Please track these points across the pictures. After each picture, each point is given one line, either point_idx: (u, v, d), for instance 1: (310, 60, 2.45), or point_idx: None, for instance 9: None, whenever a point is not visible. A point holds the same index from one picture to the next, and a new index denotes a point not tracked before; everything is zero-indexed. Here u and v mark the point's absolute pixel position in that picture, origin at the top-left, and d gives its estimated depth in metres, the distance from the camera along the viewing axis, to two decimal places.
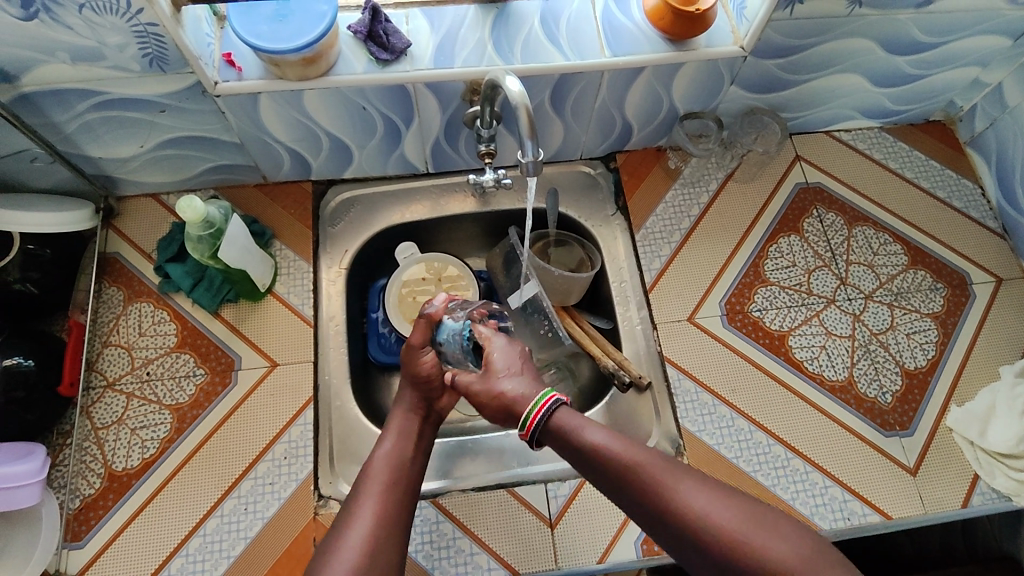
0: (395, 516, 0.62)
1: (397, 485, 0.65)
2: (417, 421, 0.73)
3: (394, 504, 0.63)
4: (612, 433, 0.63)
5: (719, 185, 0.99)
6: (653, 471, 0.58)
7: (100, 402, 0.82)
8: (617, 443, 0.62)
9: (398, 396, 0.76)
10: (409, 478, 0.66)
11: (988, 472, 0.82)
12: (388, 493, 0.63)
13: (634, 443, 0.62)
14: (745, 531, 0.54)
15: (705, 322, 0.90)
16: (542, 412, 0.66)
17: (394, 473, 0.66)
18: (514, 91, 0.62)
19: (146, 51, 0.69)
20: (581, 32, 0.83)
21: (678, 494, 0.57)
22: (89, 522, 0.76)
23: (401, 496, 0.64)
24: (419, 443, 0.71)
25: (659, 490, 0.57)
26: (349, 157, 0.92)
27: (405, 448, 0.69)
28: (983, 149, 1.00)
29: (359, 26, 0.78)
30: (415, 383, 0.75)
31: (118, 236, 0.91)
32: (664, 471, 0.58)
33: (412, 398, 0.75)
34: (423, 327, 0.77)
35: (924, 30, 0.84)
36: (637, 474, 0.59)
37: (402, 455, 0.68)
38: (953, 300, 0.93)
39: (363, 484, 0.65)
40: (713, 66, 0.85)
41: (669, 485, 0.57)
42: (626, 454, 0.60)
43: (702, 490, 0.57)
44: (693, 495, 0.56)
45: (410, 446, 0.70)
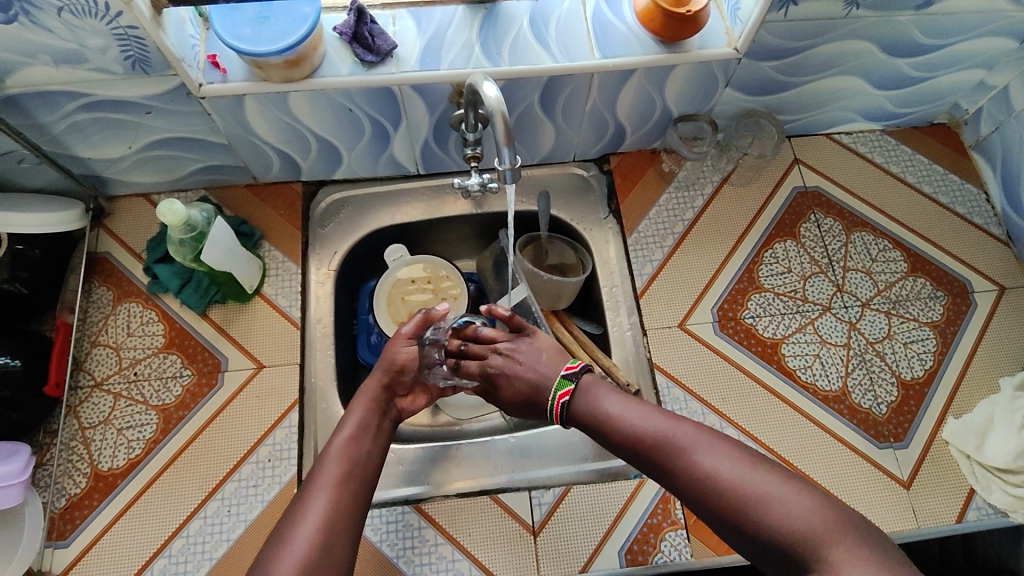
0: (347, 511, 0.61)
1: (351, 480, 0.64)
2: (377, 413, 0.72)
3: (347, 497, 0.62)
4: (633, 402, 0.65)
5: (714, 189, 0.98)
6: (671, 438, 0.60)
7: (87, 402, 0.82)
8: (635, 409, 0.64)
9: (364, 382, 0.76)
10: (364, 471, 0.65)
11: (984, 487, 0.80)
12: (343, 487, 0.62)
13: (651, 411, 0.63)
14: (764, 492, 0.54)
15: (697, 329, 0.89)
16: (564, 397, 0.68)
17: (351, 466, 0.65)
18: (491, 97, 0.61)
19: (128, 54, 0.69)
20: (571, 33, 0.81)
21: (697, 456, 0.58)
22: (74, 521, 0.77)
23: (354, 490, 0.63)
24: (377, 436, 0.70)
25: (678, 453, 0.59)
26: (338, 158, 0.91)
27: (363, 441, 0.68)
28: (988, 153, 0.97)
29: (344, 27, 0.77)
30: (384, 372, 0.75)
31: (109, 236, 0.91)
32: (682, 435, 0.60)
33: (375, 388, 0.74)
34: (419, 321, 0.80)
35: (925, 32, 0.82)
36: (658, 441, 0.60)
37: (360, 447, 0.67)
38: (953, 309, 0.91)
39: (318, 475, 0.63)
40: (706, 68, 0.83)
41: (687, 448, 0.59)
42: (642, 423, 0.62)
43: (720, 453, 0.58)
44: (711, 457, 0.57)
45: (367, 439, 0.69)
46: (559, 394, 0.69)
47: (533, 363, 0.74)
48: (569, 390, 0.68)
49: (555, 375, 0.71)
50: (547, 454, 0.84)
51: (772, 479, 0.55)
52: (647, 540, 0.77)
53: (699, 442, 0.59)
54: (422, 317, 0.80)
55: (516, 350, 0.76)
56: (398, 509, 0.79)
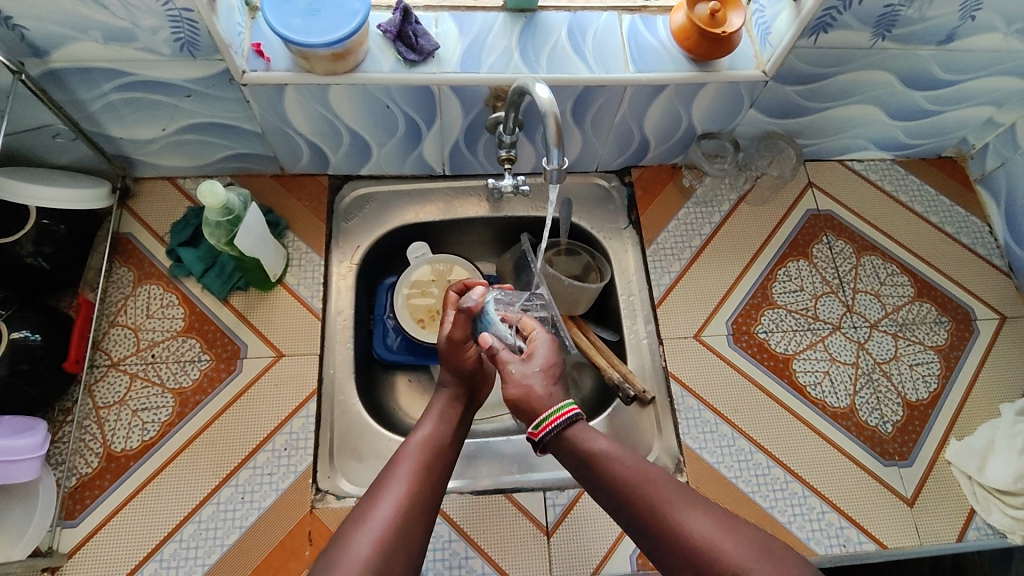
0: (428, 496, 0.61)
1: (432, 467, 0.64)
2: (459, 409, 0.73)
3: (426, 483, 0.62)
4: (621, 445, 0.63)
5: (731, 207, 1.00)
6: (659, 496, 0.58)
7: (104, 381, 0.82)
8: (623, 454, 0.62)
9: (439, 382, 0.76)
10: (445, 462, 0.66)
11: (984, 507, 0.82)
12: (423, 473, 0.63)
13: (640, 463, 0.62)
14: (746, 560, 0.52)
15: (711, 340, 0.91)
16: (564, 418, 0.65)
17: (433, 455, 0.66)
18: (543, 98, 0.63)
19: (179, 36, 0.70)
20: (607, 46, 0.84)
21: (681, 519, 0.56)
22: (84, 501, 0.76)
23: (436, 478, 0.64)
24: (455, 431, 0.71)
25: (662, 512, 0.57)
26: (368, 153, 0.93)
27: (445, 432, 0.69)
28: (993, 188, 1.01)
29: (389, 26, 0.79)
30: (455, 372, 0.75)
31: (132, 217, 0.91)
32: (667, 494, 0.58)
33: (454, 388, 0.74)
34: (463, 321, 0.75)
35: (944, 67, 0.86)
36: (643, 494, 0.59)
37: (441, 440, 0.68)
38: (957, 335, 0.94)
39: (399, 458, 0.64)
40: (734, 88, 0.85)
41: (672, 509, 0.57)
42: (631, 473, 0.60)
43: (706, 516, 0.56)
44: (694, 522, 0.55)
45: (448, 432, 0.70)
46: (559, 413, 0.65)
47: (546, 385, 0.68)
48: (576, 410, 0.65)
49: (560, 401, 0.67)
50: None
51: (766, 549, 0.53)
52: None
53: (688, 506, 0.57)
54: (465, 316, 0.75)
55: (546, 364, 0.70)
56: None
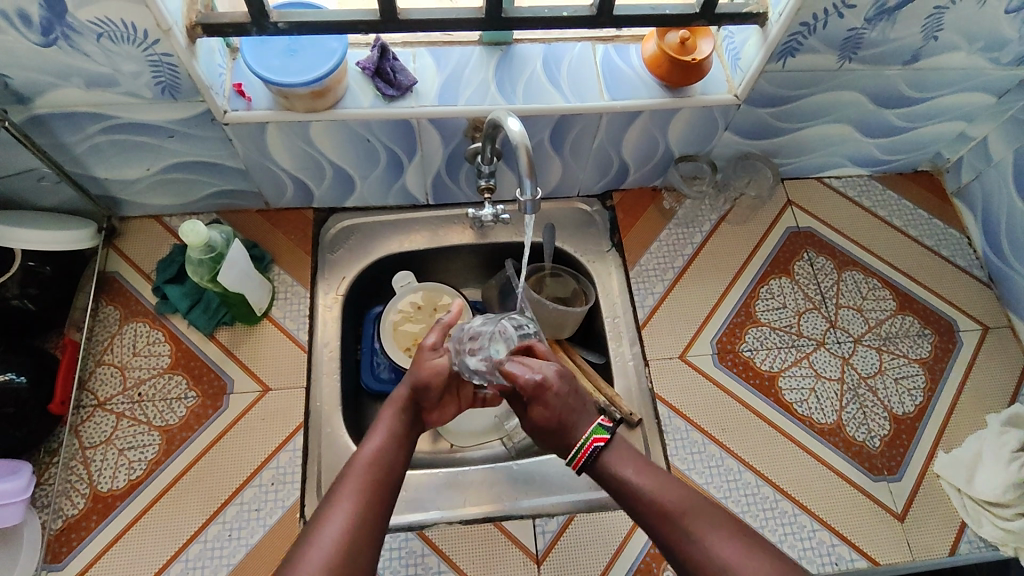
0: (372, 518, 0.60)
1: (376, 486, 0.62)
2: (405, 420, 0.71)
3: (376, 503, 0.61)
4: (652, 471, 0.66)
5: (712, 227, 1.01)
6: (689, 521, 0.61)
7: (90, 422, 0.82)
8: (655, 480, 0.64)
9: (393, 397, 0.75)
10: (392, 478, 0.65)
11: (975, 520, 0.82)
12: (369, 494, 0.61)
13: (673, 483, 0.64)
14: None
15: (696, 360, 0.91)
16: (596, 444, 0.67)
17: (379, 472, 0.64)
18: (515, 130, 0.64)
19: (160, 80, 0.71)
20: (581, 76, 0.86)
21: (710, 544, 0.59)
22: (70, 544, 0.76)
23: (380, 497, 0.62)
24: (405, 444, 0.69)
25: (692, 538, 0.60)
26: (351, 186, 0.94)
27: (390, 447, 0.67)
28: (969, 200, 1.03)
29: (367, 63, 0.81)
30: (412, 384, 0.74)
31: (119, 256, 0.92)
32: (699, 517, 0.61)
33: (403, 398, 0.73)
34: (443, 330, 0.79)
35: (912, 86, 0.88)
36: (670, 519, 0.61)
37: (387, 454, 0.66)
38: (941, 346, 0.94)
39: (346, 477, 0.63)
40: (708, 112, 0.87)
41: (699, 534, 0.60)
42: (663, 494, 0.63)
43: (734, 543, 0.59)
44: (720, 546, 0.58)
45: (395, 445, 0.68)
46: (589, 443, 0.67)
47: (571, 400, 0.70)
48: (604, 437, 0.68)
49: (589, 421, 0.70)
50: (551, 480, 0.84)
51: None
52: (650, 568, 0.78)
53: (715, 529, 0.60)
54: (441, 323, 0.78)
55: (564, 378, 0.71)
56: (401, 536, 0.79)
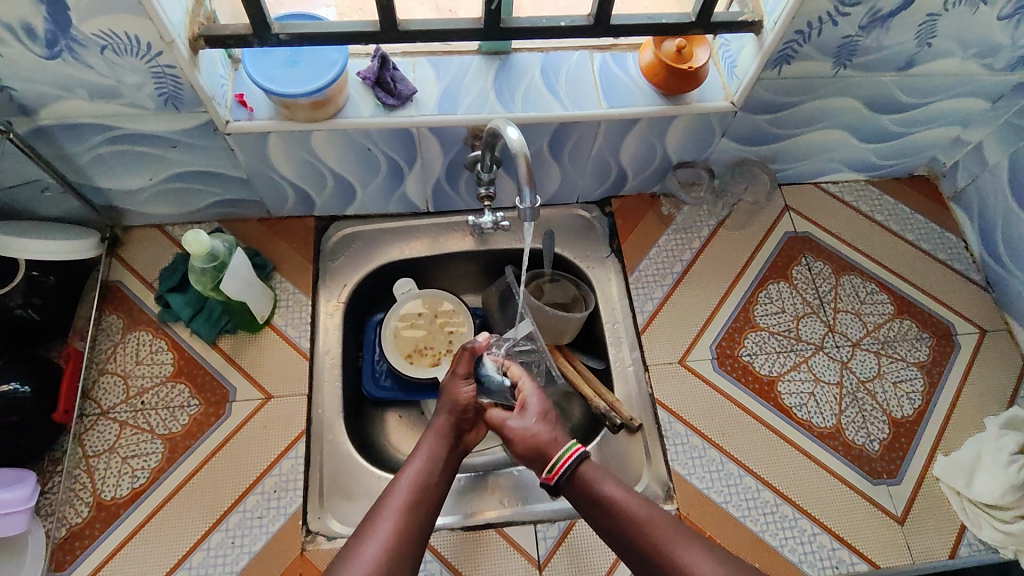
0: (411, 537, 0.63)
1: (417, 508, 0.66)
2: (447, 445, 0.74)
3: (413, 525, 0.64)
4: (630, 490, 0.69)
5: (711, 232, 1.02)
6: (665, 535, 0.64)
7: (93, 430, 0.82)
8: (633, 498, 0.68)
9: (433, 418, 0.78)
10: (431, 500, 0.68)
11: (975, 523, 0.82)
12: (409, 515, 0.65)
13: (642, 501, 0.67)
14: None
15: (696, 365, 0.92)
16: (570, 461, 0.70)
17: (420, 494, 0.68)
18: (514, 139, 0.65)
19: (162, 91, 0.72)
20: (579, 84, 0.86)
21: (684, 558, 0.62)
22: (74, 552, 0.76)
23: (420, 518, 0.66)
24: (445, 469, 0.72)
25: (669, 551, 0.63)
26: (352, 194, 0.95)
27: (433, 470, 0.71)
28: (965, 204, 1.03)
29: (368, 73, 0.82)
30: (452, 412, 0.77)
31: (121, 265, 0.93)
32: (670, 532, 0.64)
33: (444, 426, 0.76)
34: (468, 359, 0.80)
35: (907, 92, 0.89)
36: (648, 533, 0.65)
37: (429, 478, 0.70)
38: (939, 350, 0.95)
39: (387, 499, 0.66)
40: (705, 119, 0.88)
41: (674, 547, 0.63)
42: (634, 511, 0.66)
43: (707, 555, 0.62)
44: (694, 559, 0.61)
45: (437, 470, 0.71)
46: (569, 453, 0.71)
47: (552, 428, 0.76)
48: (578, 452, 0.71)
49: (567, 440, 0.74)
50: (553, 486, 0.85)
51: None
52: None
53: (686, 544, 0.63)
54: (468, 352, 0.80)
55: (547, 407, 0.79)
56: None
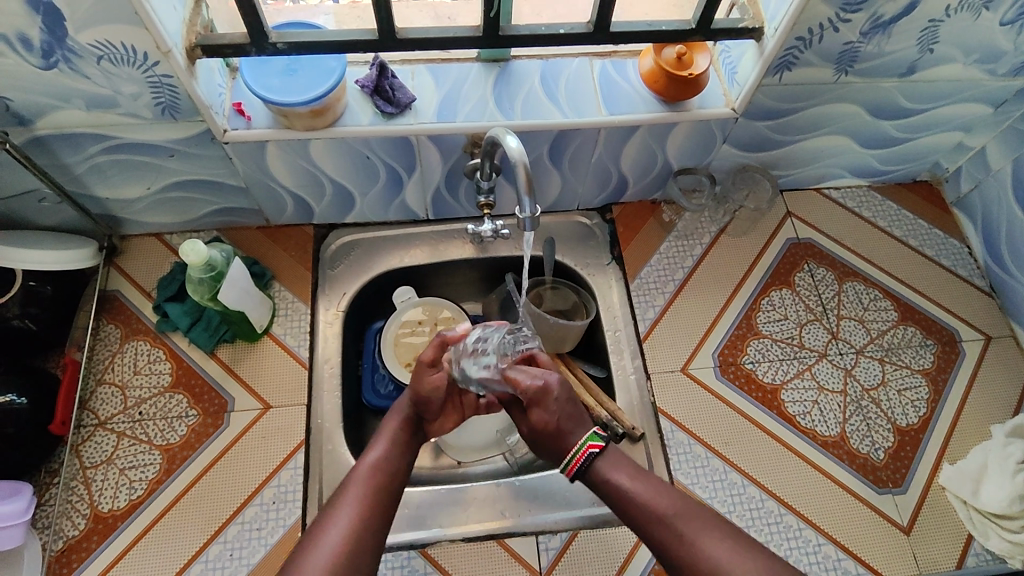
0: (373, 523, 0.61)
1: (381, 494, 0.64)
2: (410, 431, 0.72)
3: (375, 510, 0.62)
4: (648, 480, 0.66)
5: (712, 239, 1.01)
6: (684, 525, 0.61)
7: (91, 441, 0.82)
8: (651, 488, 0.65)
9: (396, 405, 0.75)
10: (395, 485, 0.66)
11: (982, 533, 0.81)
12: (371, 500, 0.63)
13: (663, 489, 0.65)
14: None
15: (698, 373, 0.91)
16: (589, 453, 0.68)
17: (382, 479, 0.65)
18: (514, 148, 0.64)
19: (160, 100, 0.72)
20: (579, 91, 0.86)
21: (704, 548, 0.59)
22: (71, 565, 0.75)
23: (382, 503, 0.63)
24: (407, 456, 0.71)
25: (688, 541, 0.60)
26: (351, 203, 0.94)
27: (395, 456, 0.69)
28: (969, 209, 1.03)
29: (366, 81, 0.81)
30: (414, 396, 0.75)
31: (120, 274, 0.92)
32: (692, 521, 0.61)
33: (408, 411, 0.74)
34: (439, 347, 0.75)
35: (910, 98, 0.88)
36: (666, 523, 0.62)
37: (390, 463, 0.68)
38: (943, 357, 0.94)
39: (348, 487, 0.64)
40: (706, 126, 0.88)
41: (694, 539, 0.60)
42: (654, 501, 0.63)
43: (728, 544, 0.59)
44: (715, 548, 0.59)
45: (399, 456, 0.69)
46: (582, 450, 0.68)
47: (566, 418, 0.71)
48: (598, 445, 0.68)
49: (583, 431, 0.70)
50: (554, 495, 0.83)
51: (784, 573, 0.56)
52: None
53: (707, 532, 0.60)
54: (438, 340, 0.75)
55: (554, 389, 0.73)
56: (402, 555, 0.78)
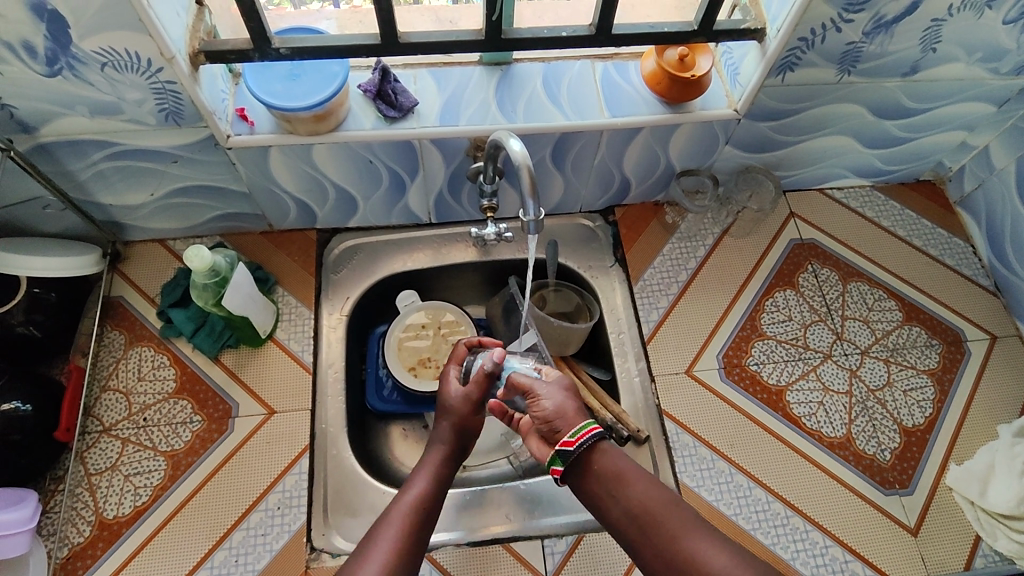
0: (409, 560, 0.61)
1: (419, 529, 0.63)
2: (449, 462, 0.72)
3: (411, 549, 0.62)
4: (642, 475, 0.62)
5: (715, 240, 1.01)
6: (677, 526, 0.58)
7: (95, 448, 0.82)
8: (641, 480, 0.62)
9: (435, 431, 0.74)
10: (432, 521, 0.65)
11: (990, 534, 0.81)
12: (409, 536, 0.62)
13: (656, 487, 0.62)
14: None
15: (703, 375, 0.91)
16: (581, 443, 0.63)
17: (421, 513, 0.65)
18: (516, 151, 0.64)
19: (163, 106, 0.72)
20: (581, 93, 0.86)
21: (695, 549, 0.57)
22: (77, 572, 0.75)
23: (420, 539, 0.63)
24: (444, 488, 0.70)
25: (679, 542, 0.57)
26: (354, 207, 0.94)
27: (433, 489, 0.68)
28: (972, 209, 1.02)
29: (369, 85, 0.81)
30: (455, 427, 0.73)
31: (123, 281, 0.92)
32: (686, 524, 0.58)
33: (449, 438, 0.73)
34: (482, 381, 0.75)
35: (912, 97, 0.88)
36: (656, 519, 0.59)
37: (429, 501, 0.66)
38: (949, 357, 0.94)
39: (387, 520, 0.63)
40: (708, 127, 0.88)
41: (682, 535, 0.58)
42: (646, 497, 0.61)
43: (723, 549, 0.56)
44: (709, 551, 0.56)
45: (438, 489, 0.68)
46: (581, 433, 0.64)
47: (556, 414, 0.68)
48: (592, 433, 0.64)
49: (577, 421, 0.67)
50: (560, 499, 0.83)
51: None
52: None
53: (702, 536, 0.57)
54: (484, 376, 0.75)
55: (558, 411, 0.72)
56: None
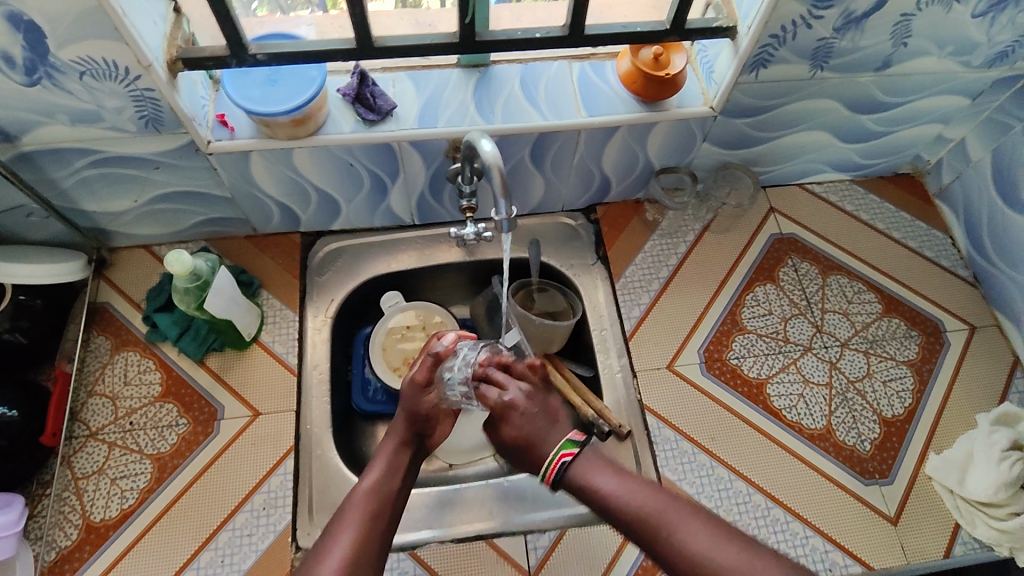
0: (369, 547, 0.63)
1: (378, 520, 0.66)
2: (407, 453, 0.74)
3: (371, 538, 0.64)
4: (623, 477, 0.67)
5: (696, 236, 1.02)
6: (662, 518, 0.62)
7: (82, 452, 0.82)
8: (625, 484, 0.66)
9: (393, 425, 0.77)
10: (392, 511, 0.68)
11: (969, 521, 0.82)
12: (369, 525, 0.65)
13: (641, 485, 0.66)
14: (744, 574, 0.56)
15: (684, 370, 0.92)
16: (565, 459, 0.69)
17: (379, 504, 0.67)
18: (487, 151, 0.65)
19: (143, 113, 0.73)
20: (559, 94, 0.87)
21: (682, 538, 0.60)
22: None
23: (379, 529, 0.65)
24: (404, 479, 0.72)
25: (667, 533, 0.61)
26: (337, 210, 0.95)
27: (391, 481, 0.70)
28: (951, 201, 1.03)
29: (348, 89, 0.83)
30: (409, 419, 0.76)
31: (109, 286, 0.93)
32: (670, 513, 0.62)
33: (405, 430, 0.76)
34: (428, 365, 0.78)
35: (886, 91, 0.89)
36: (642, 517, 0.63)
37: (386, 490, 0.69)
38: (928, 348, 0.95)
39: (346, 512, 0.66)
40: (685, 125, 0.89)
41: (673, 530, 0.61)
42: (630, 496, 0.65)
43: (705, 533, 0.60)
44: (694, 537, 0.60)
45: (397, 479, 0.71)
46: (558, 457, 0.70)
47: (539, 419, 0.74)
48: (572, 452, 0.70)
49: (557, 436, 0.72)
50: (543, 495, 0.84)
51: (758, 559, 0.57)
52: None
53: (687, 524, 0.61)
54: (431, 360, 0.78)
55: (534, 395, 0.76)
56: (392, 557, 0.79)
